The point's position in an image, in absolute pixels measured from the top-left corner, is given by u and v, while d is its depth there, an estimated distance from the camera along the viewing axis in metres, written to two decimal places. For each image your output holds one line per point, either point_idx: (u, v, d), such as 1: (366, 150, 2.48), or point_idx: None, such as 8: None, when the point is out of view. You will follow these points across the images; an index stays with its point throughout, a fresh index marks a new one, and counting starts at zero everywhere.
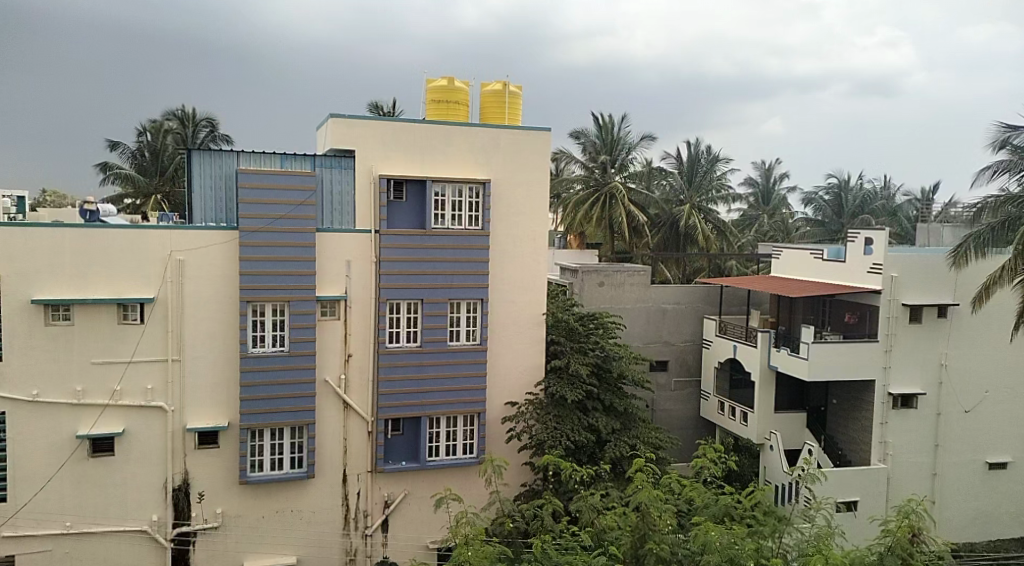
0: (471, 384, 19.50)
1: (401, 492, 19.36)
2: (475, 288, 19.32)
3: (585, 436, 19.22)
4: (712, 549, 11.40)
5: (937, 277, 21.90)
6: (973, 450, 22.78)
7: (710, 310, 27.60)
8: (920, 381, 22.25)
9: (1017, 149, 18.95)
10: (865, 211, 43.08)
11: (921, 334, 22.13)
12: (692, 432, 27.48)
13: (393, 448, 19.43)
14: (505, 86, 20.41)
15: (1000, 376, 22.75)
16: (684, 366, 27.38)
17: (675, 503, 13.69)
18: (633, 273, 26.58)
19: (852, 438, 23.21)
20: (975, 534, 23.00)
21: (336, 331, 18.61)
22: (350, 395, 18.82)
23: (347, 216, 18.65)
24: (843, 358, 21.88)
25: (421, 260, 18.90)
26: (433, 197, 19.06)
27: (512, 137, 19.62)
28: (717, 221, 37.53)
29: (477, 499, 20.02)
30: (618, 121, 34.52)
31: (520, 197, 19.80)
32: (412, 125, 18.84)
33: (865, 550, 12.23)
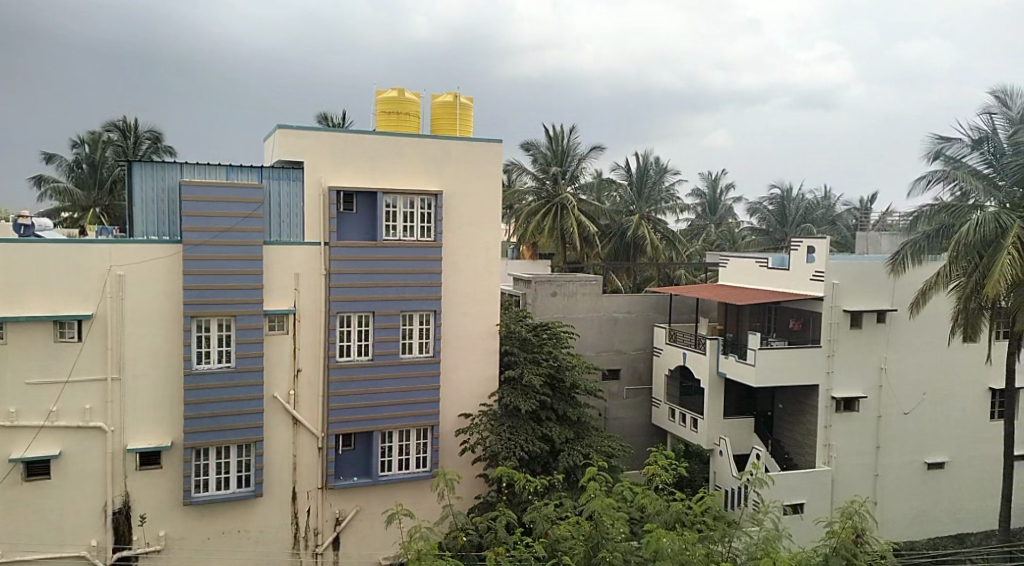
0: (423, 397, 19.37)
1: (353, 508, 19.10)
2: (426, 300, 19.24)
3: (538, 446, 19.24)
4: (664, 555, 11.48)
5: (877, 283, 22.59)
6: (913, 451, 23.46)
7: (660, 319, 27.98)
8: (861, 385, 22.88)
9: (950, 159, 19.69)
10: (807, 220, 44.22)
11: (862, 340, 22.78)
12: (644, 439, 27.73)
13: (345, 462, 19.18)
14: (456, 97, 20.45)
15: (937, 378, 23.51)
16: (635, 374, 27.67)
17: (628, 511, 13.82)
18: (584, 282, 26.80)
19: (798, 443, 23.71)
20: (916, 533, 23.65)
21: (285, 345, 18.31)
22: (300, 411, 18.52)
23: (295, 228, 18.40)
24: (788, 364, 22.39)
25: (371, 273, 18.74)
26: (384, 209, 18.95)
27: (463, 149, 19.61)
28: (665, 231, 38.20)
29: (430, 513, 19.86)
30: (568, 133, 34.86)
31: (471, 209, 19.80)
32: (361, 136, 18.71)
33: (810, 551, 12.49)
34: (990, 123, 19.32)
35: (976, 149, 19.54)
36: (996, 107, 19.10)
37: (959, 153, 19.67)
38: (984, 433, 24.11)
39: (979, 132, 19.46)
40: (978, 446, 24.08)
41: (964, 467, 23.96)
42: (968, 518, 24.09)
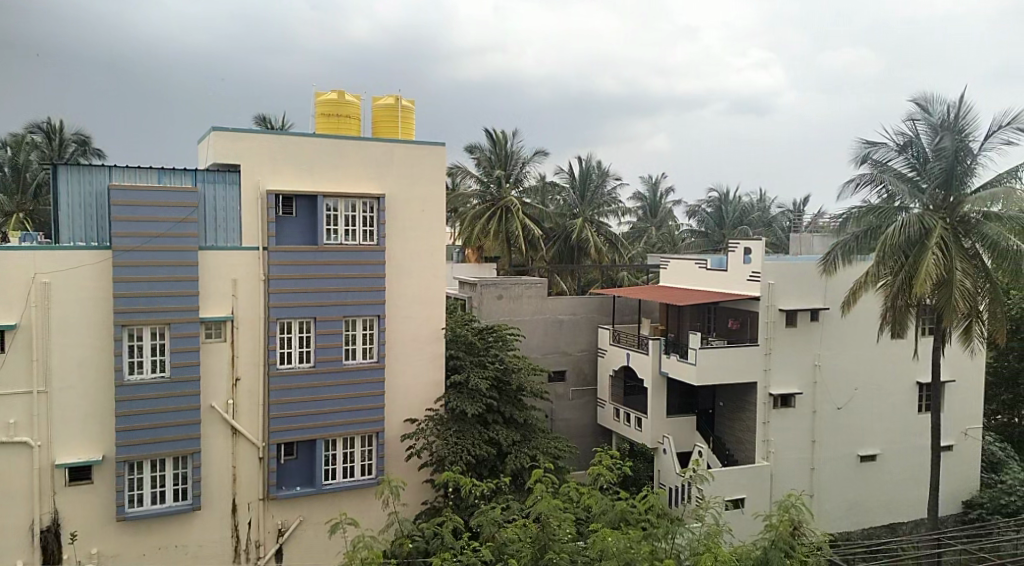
0: (366, 404, 19.14)
1: (296, 519, 18.73)
2: (369, 305, 19.04)
3: (484, 450, 19.21)
4: (610, 555, 11.57)
5: (810, 282, 23.28)
6: (848, 445, 24.21)
7: (603, 320, 28.27)
8: (797, 381, 23.52)
9: (877, 163, 20.38)
10: (744, 222, 45.30)
11: (797, 338, 23.42)
12: (590, 440, 27.93)
13: (288, 472, 18.83)
14: (397, 100, 20.30)
15: (868, 373, 24.32)
16: (580, 375, 27.90)
17: (574, 511, 13.91)
18: (528, 285, 26.91)
19: (738, 440, 24.22)
20: (852, 524, 24.40)
21: (223, 353, 17.87)
22: (240, 421, 18.09)
23: (232, 233, 17.99)
24: (727, 363, 22.88)
25: (312, 278, 18.45)
26: (325, 213, 18.69)
27: (404, 151, 19.46)
28: (609, 234, 38.65)
29: (375, 521, 19.62)
30: (511, 137, 34.99)
31: (414, 212, 19.66)
32: (300, 139, 18.41)
33: (750, 545, 12.76)
34: (914, 129, 20.08)
35: (902, 153, 20.28)
36: (919, 113, 19.85)
37: (885, 157, 20.37)
38: (913, 426, 25.04)
39: (905, 137, 20.19)
40: (907, 438, 24.98)
41: (895, 459, 24.81)
42: (899, 508, 24.96)
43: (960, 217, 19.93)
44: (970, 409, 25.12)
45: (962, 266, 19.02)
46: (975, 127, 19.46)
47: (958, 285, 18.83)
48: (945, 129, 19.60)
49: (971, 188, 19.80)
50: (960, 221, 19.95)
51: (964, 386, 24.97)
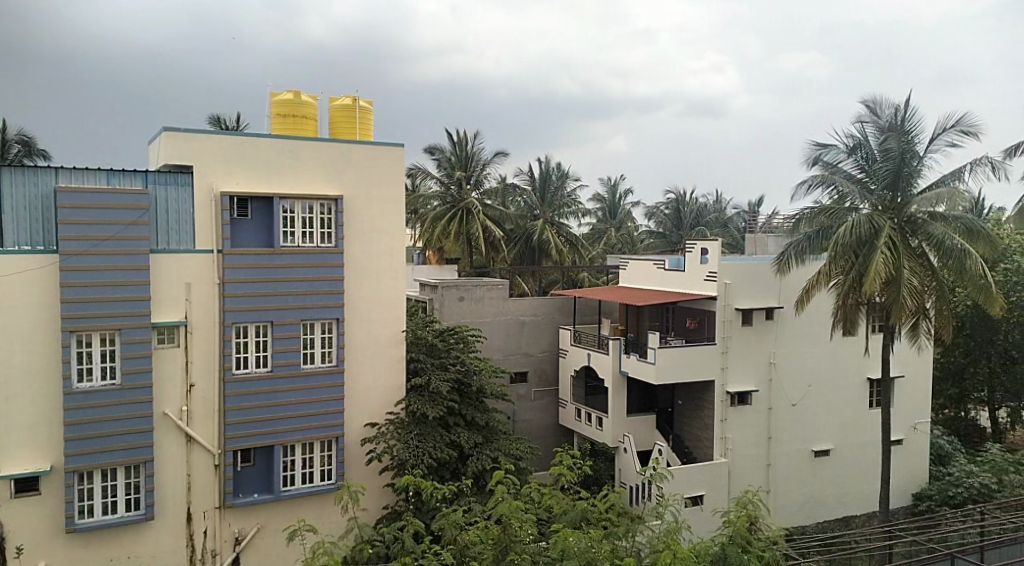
0: (325, 408, 18.94)
1: (254, 527, 18.45)
2: (327, 309, 18.87)
3: (445, 452, 19.15)
4: (571, 554, 11.63)
5: (764, 282, 23.70)
6: (803, 440, 24.68)
7: (564, 321, 28.39)
8: (753, 379, 23.91)
9: (827, 165, 20.89)
10: (700, 223, 45.91)
11: (753, 336, 23.82)
12: (551, 440, 27.99)
13: (245, 479, 18.53)
14: (355, 101, 20.14)
15: (822, 371, 24.83)
16: (542, 376, 27.97)
17: (536, 511, 13.94)
18: (489, 286, 26.90)
19: (697, 437, 24.54)
20: (807, 518, 24.86)
21: (176, 359, 17.52)
22: (194, 427, 17.75)
23: (185, 236, 17.64)
24: (685, 362, 23.15)
25: (269, 281, 18.20)
26: (281, 214, 18.45)
27: (363, 153, 19.30)
28: (569, 235, 38.90)
29: (335, 527, 19.41)
30: (472, 138, 34.89)
31: (373, 214, 19.51)
32: (255, 140, 18.14)
33: (709, 541, 12.89)
34: (863, 131, 20.60)
35: (851, 155, 20.77)
36: (868, 116, 20.36)
37: (835, 159, 20.87)
38: (865, 421, 25.63)
39: (854, 140, 20.69)
40: (859, 433, 25.56)
41: (847, 454, 25.37)
42: (852, 502, 25.53)
43: (908, 217, 20.41)
44: (919, 404, 25.81)
45: (910, 265, 19.55)
46: (920, 130, 20.03)
47: (906, 283, 19.36)
48: (892, 131, 20.13)
49: (918, 189, 20.34)
50: (908, 221, 20.47)
51: (913, 381, 25.65)
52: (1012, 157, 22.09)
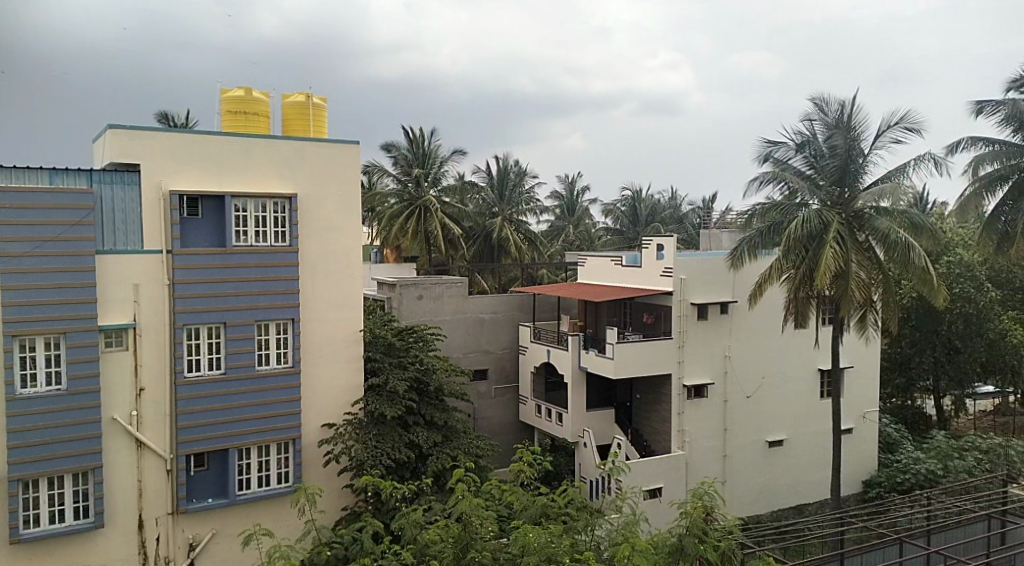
0: (281, 410, 18.69)
1: (208, 532, 18.10)
2: (282, 309, 18.61)
3: (404, 452, 19.04)
4: (531, 550, 11.64)
5: (719, 277, 24.07)
6: (758, 432, 25.10)
7: (524, 318, 28.44)
8: (709, 372, 24.26)
9: (778, 162, 21.36)
10: (656, 220, 46.35)
11: (708, 330, 24.17)
12: (512, 437, 28.00)
13: (198, 484, 18.19)
14: (308, 98, 19.86)
15: (775, 363, 25.30)
16: (502, 373, 27.99)
17: (496, 508, 13.92)
18: (448, 284, 26.79)
19: (655, 431, 24.80)
20: (762, 507, 25.29)
21: (124, 362, 17.10)
22: (144, 432, 17.36)
23: (133, 236, 17.23)
24: (643, 356, 23.40)
25: (221, 282, 17.87)
26: (233, 213, 18.12)
27: (317, 150, 19.06)
28: (528, 232, 38.98)
29: (292, 530, 19.14)
30: (428, 136, 34.69)
31: (328, 213, 19.28)
32: (205, 138, 17.80)
33: (666, 533, 13.03)
34: (812, 128, 21.05)
35: (800, 152, 21.23)
36: (816, 114, 20.84)
37: (785, 155, 21.34)
38: (817, 412, 26.18)
39: (802, 136, 21.16)
40: (812, 424, 26.11)
41: (800, 444, 25.89)
42: (805, 490, 26.07)
43: (856, 212, 20.88)
44: (868, 393, 26.45)
45: (857, 259, 20.03)
46: (865, 127, 20.58)
47: (853, 276, 19.84)
48: (838, 128, 20.63)
49: (864, 184, 20.88)
50: (855, 216, 20.94)
51: (862, 372, 26.28)
52: (954, 154, 22.74)
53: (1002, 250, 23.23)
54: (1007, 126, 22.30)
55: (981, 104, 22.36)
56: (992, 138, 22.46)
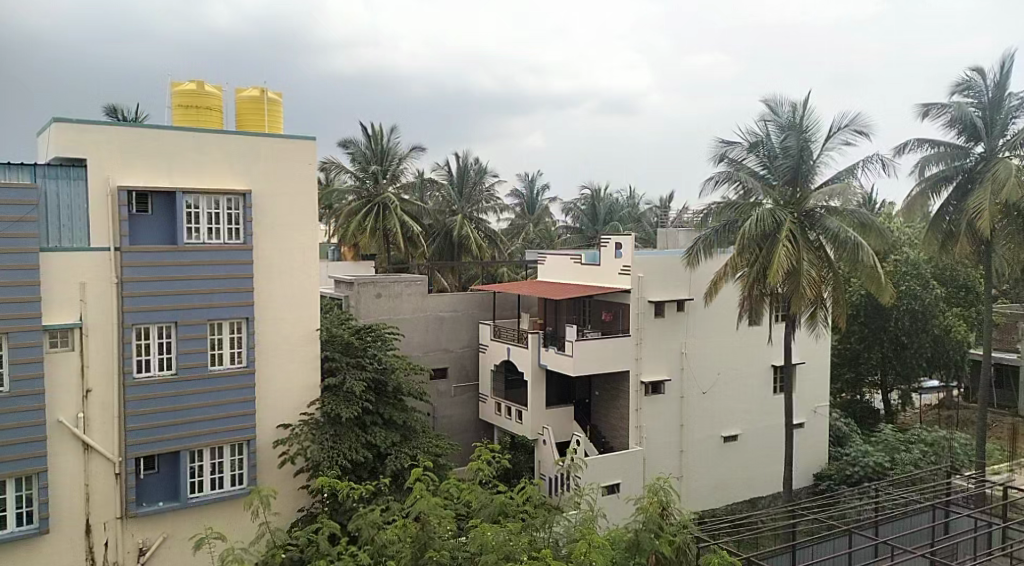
0: (234, 411, 18.38)
1: (159, 537, 17.73)
2: (236, 307, 18.30)
3: (361, 453, 18.88)
4: (490, 548, 11.63)
5: (675, 275, 24.35)
6: (713, 427, 25.45)
7: (484, 316, 28.40)
8: (666, 368, 24.53)
9: (733, 162, 21.71)
10: (615, 219, 46.64)
11: (665, 327, 24.43)
12: (471, 436, 27.94)
13: (149, 487, 17.80)
14: (263, 92, 19.53)
15: (730, 359, 25.68)
16: (462, 371, 27.92)
17: (455, 507, 13.85)
18: (407, 282, 26.62)
19: (613, 428, 24.98)
20: (717, 501, 25.66)
21: (71, 363, 16.64)
22: (92, 435, 16.91)
23: (80, 232, 16.80)
24: (602, 354, 23.55)
25: (172, 280, 17.51)
26: (185, 210, 17.74)
27: (272, 146, 18.77)
28: (488, 230, 38.94)
29: (246, 533, 18.83)
30: (387, 132, 34.41)
31: (283, 210, 19.00)
32: (155, 132, 17.40)
33: (623, 529, 13.13)
34: (765, 129, 21.40)
35: (754, 152, 21.59)
36: (769, 115, 21.27)
37: (740, 156, 21.70)
38: (770, 407, 26.64)
39: (756, 137, 21.54)
40: (765, 419, 26.57)
41: (755, 438, 26.32)
42: (759, 484, 26.52)
43: (807, 211, 21.29)
44: (819, 389, 27.00)
45: (809, 257, 20.41)
46: (817, 128, 20.97)
47: (805, 274, 20.21)
48: (791, 129, 21.03)
49: (816, 183, 21.27)
50: (806, 215, 21.34)
51: (813, 368, 26.83)
52: (901, 155, 23.30)
53: (946, 249, 23.85)
54: (951, 128, 22.90)
55: (927, 108, 22.94)
56: (938, 140, 23.06)
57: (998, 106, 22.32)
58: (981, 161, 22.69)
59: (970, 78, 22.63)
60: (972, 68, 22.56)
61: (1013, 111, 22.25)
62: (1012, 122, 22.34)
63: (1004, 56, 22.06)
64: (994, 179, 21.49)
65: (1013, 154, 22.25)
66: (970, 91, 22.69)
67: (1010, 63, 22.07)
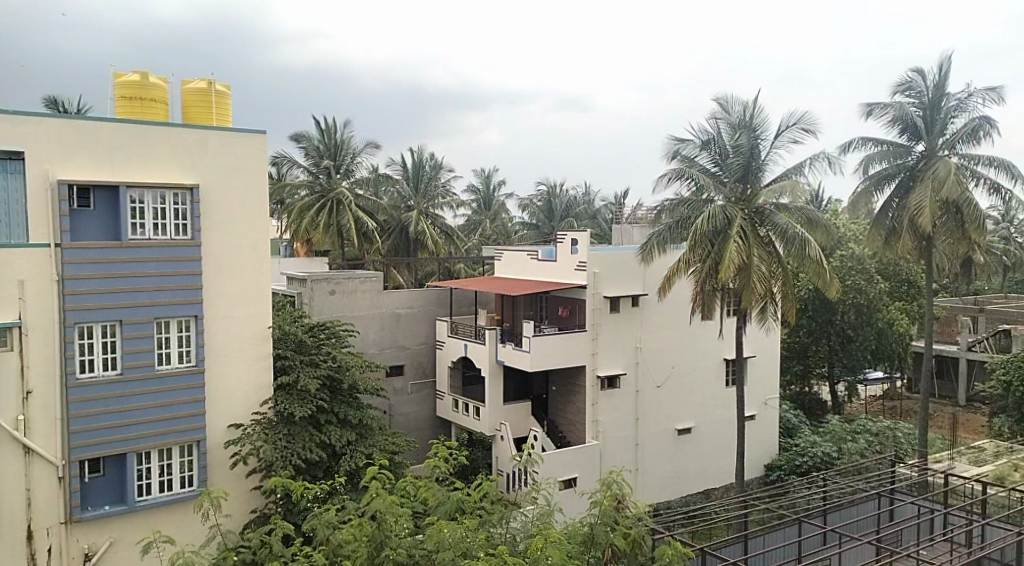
0: (183, 412, 18.01)
1: (105, 541, 17.26)
2: (184, 305, 17.93)
3: (316, 452, 18.66)
4: (446, 545, 11.57)
5: (630, 270, 24.58)
6: (668, 420, 25.75)
7: (440, 312, 28.28)
8: (621, 363, 24.74)
9: (685, 159, 22.03)
10: (571, 215, 46.90)
11: (620, 322, 24.63)
12: (428, 433, 27.80)
13: (94, 491, 17.32)
14: (211, 84, 19.09)
15: (684, 354, 26.02)
16: (419, 368, 27.76)
17: (411, 505, 13.74)
18: (363, 279, 26.37)
19: (570, 422, 25.11)
20: (672, 493, 25.97)
21: (10, 363, 16.09)
22: (33, 438, 16.41)
23: (18, 228, 16.25)
24: (558, 349, 23.65)
25: (116, 278, 17.05)
26: (130, 205, 17.28)
27: (221, 140, 18.38)
28: (444, 225, 38.81)
29: (196, 536, 18.42)
30: (341, 127, 33.99)
31: (233, 205, 18.62)
32: (98, 125, 16.91)
33: (579, 523, 13.22)
34: (716, 127, 21.80)
35: (705, 149, 21.94)
36: (720, 113, 21.65)
37: (692, 153, 21.99)
38: (722, 400, 27.07)
39: (707, 134, 21.90)
40: (718, 412, 26.98)
41: (707, 431, 26.71)
42: (712, 476, 26.92)
43: (757, 208, 21.66)
44: (769, 381, 27.53)
45: (759, 253, 20.76)
46: (766, 126, 21.36)
47: (756, 269, 20.55)
48: (743, 128, 21.39)
49: (765, 180, 21.62)
50: (756, 211, 21.68)
51: (764, 361, 27.34)
52: (846, 153, 23.85)
53: (889, 245, 24.51)
54: (894, 127, 23.52)
55: (870, 107, 23.51)
56: (881, 138, 23.67)
57: (938, 106, 22.97)
58: (922, 160, 23.34)
59: (910, 78, 23.27)
60: (913, 69, 23.20)
61: (952, 112, 22.85)
62: (951, 121, 22.99)
63: (943, 58, 22.73)
64: (934, 177, 22.20)
65: (952, 153, 22.97)
66: (910, 91, 23.34)
67: (948, 65, 22.76)
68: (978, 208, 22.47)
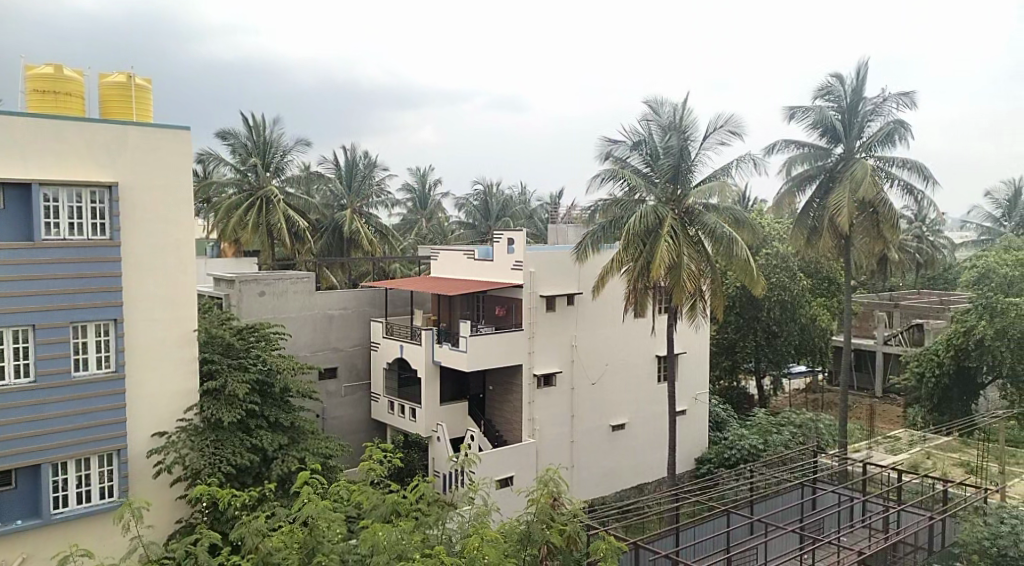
0: (102, 420, 17.32)
1: (17, 558, 16.45)
2: (104, 308, 17.24)
3: (246, 458, 18.24)
4: (381, 548, 11.38)
5: (564, 269, 24.77)
6: (601, 417, 26.02)
7: (375, 313, 27.95)
8: (557, 361, 24.90)
9: (618, 160, 22.35)
10: (506, 214, 46.95)
11: (556, 321, 24.79)
12: (363, 436, 27.45)
13: (5, 505, 16.49)
14: (130, 78, 18.45)
15: (617, 351, 26.35)
16: (353, 370, 27.38)
17: (345, 509, 13.52)
18: (294, 279, 25.86)
19: (507, 421, 25.16)
20: (607, 489, 26.26)
21: None
22: None
23: None
24: (495, 348, 23.67)
25: (28, 281, 16.28)
26: (42, 204, 16.53)
27: (144, 136, 17.77)
28: (378, 225, 38.34)
29: (117, 549, 17.74)
30: (270, 124, 33.17)
31: (155, 204, 17.98)
32: (7, 119, 16.11)
33: (515, 521, 13.19)
34: (648, 129, 22.17)
35: (636, 151, 22.26)
36: (650, 115, 22.03)
37: (624, 154, 22.34)
38: (654, 395, 27.52)
39: (639, 136, 22.25)
40: (651, 407, 27.43)
41: (640, 426, 27.11)
42: (645, 470, 27.36)
43: (687, 208, 22.08)
44: (699, 377, 28.14)
45: (689, 252, 21.15)
46: (695, 128, 21.84)
47: (686, 268, 20.94)
48: (673, 130, 21.82)
49: (695, 181, 22.09)
50: (686, 211, 22.09)
51: (694, 357, 27.90)
52: (771, 155, 24.55)
53: (812, 243, 25.33)
54: (815, 131, 24.33)
55: (793, 111, 24.26)
56: (803, 141, 24.45)
57: (855, 110, 23.87)
58: (841, 162, 24.22)
59: (830, 84, 24.10)
60: (832, 75, 24.03)
61: (869, 115, 23.82)
62: (868, 126, 23.94)
63: (860, 64, 23.61)
64: (853, 178, 23.05)
65: (869, 156, 23.89)
66: (830, 96, 24.15)
67: (865, 70, 23.68)
68: (892, 208, 23.46)
